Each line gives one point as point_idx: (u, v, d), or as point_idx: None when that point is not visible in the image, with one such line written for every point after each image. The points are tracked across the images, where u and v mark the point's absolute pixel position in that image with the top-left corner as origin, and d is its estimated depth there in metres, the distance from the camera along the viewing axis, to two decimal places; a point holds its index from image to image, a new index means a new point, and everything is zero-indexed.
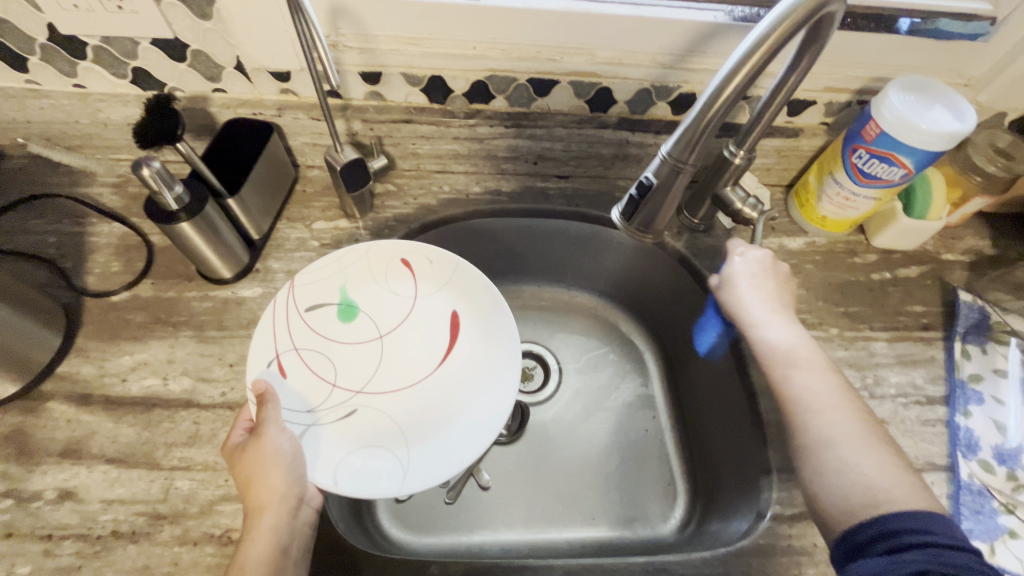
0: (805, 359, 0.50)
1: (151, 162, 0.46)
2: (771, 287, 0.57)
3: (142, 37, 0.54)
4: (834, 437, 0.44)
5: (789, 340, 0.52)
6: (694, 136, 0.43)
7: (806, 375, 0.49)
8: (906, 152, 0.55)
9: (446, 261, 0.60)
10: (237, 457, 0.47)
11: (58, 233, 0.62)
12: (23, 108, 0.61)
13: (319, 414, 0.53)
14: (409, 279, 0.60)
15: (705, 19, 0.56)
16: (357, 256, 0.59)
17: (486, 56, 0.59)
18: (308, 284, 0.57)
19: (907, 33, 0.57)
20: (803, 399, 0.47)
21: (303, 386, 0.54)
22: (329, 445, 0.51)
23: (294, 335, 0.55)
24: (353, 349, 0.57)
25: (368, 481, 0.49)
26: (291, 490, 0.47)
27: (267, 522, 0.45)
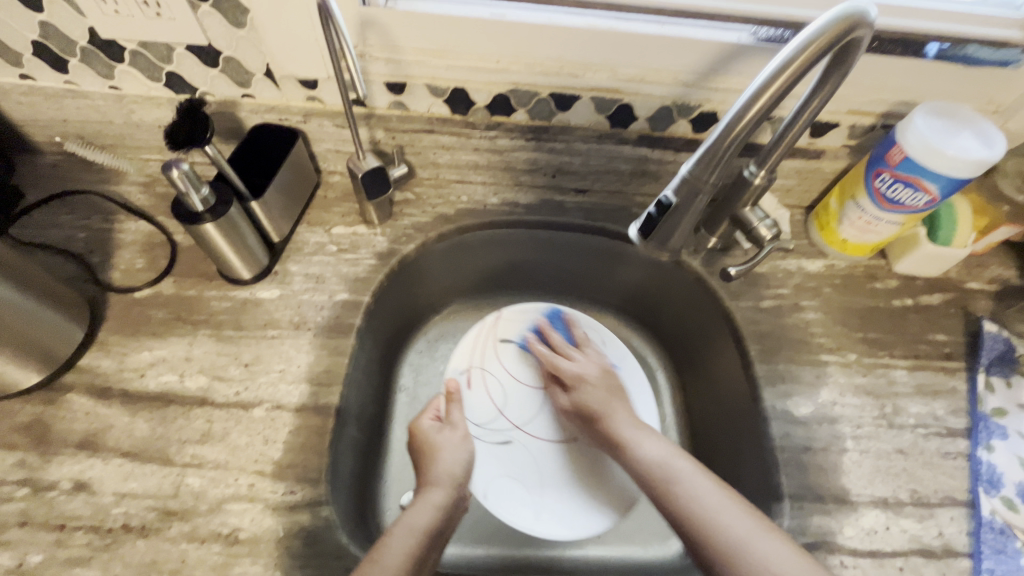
0: (648, 438, 0.58)
1: (180, 164, 0.47)
2: (610, 377, 0.65)
3: (177, 43, 0.56)
4: (743, 538, 0.46)
5: (654, 457, 0.56)
6: (716, 157, 0.44)
7: (652, 454, 0.56)
8: (932, 178, 0.54)
9: (618, 347, 0.71)
10: (428, 435, 0.59)
11: (86, 229, 0.64)
12: (61, 107, 0.63)
13: (483, 432, 0.67)
14: (578, 348, 0.72)
15: (729, 39, 0.56)
16: (545, 313, 0.73)
17: (509, 70, 0.60)
18: (508, 320, 0.72)
19: (932, 58, 0.57)
20: (706, 525, 0.48)
21: (480, 403, 0.69)
22: (489, 463, 0.65)
23: (484, 360, 0.70)
24: (523, 390, 0.70)
25: (511, 509, 0.62)
26: (457, 484, 0.56)
27: (434, 499, 0.53)
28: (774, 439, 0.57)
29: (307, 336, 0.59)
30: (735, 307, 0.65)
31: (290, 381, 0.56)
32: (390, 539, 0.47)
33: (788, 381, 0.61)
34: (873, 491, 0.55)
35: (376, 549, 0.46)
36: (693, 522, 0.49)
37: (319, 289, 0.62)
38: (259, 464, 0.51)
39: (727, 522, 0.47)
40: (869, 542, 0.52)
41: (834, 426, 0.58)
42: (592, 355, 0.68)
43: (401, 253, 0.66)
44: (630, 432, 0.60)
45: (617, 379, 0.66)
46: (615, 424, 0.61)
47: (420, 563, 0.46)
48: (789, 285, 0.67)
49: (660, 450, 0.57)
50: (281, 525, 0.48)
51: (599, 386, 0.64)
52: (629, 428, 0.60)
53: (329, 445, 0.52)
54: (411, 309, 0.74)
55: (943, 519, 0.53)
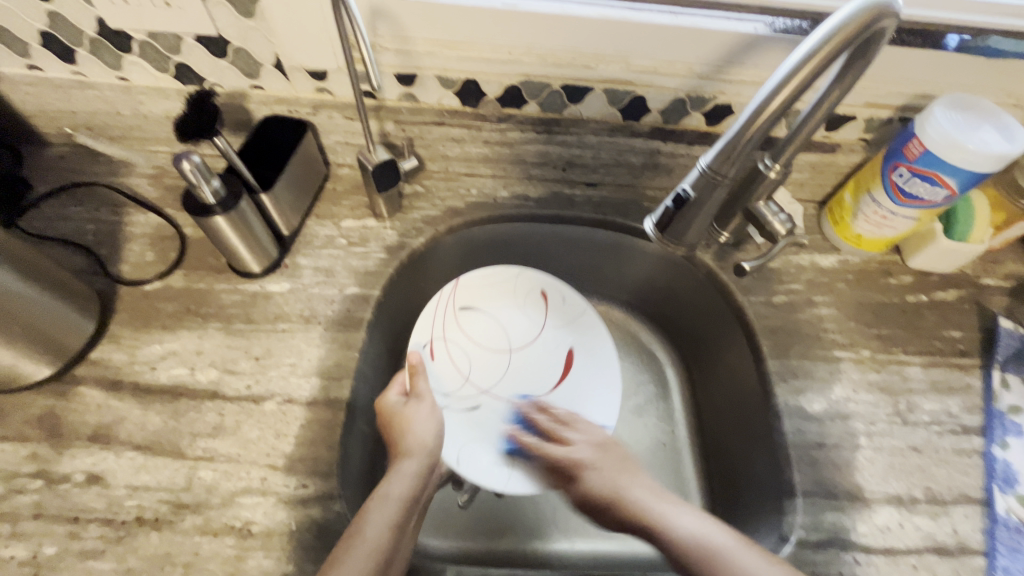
0: (675, 508, 0.52)
1: (192, 156, 0.47)
2: (615, 453, 0.58)
3: (187, 33, 0.55)
4: (725, 547, 0.47)
5: (693, 531, 0.49)
6: (735, 149, 0.43)
7: (688, 527, 0.49)
8: (950, 172, 0.53)
9: (577, 304, 0.69)
10: (396, 410, 0.56)
11: (96, 221, 0.64)
12: (68, 98, 0.63)
13: (451, 401, 0.65)
14: (541, 310, 0.70)
15: (745, 30, 0.55)
16: (510, 275, 0.69)
17: (520, 62, 0.59)
18: (470, 284, 0.68)
19: (954, 50, 0.55)
20: (727, 563, 0.45)
21: (445, 372, 0.66)
22: (455, 431, 0.63)
23: (447, 329, 0.67)
24: (486, 353, 0.69)
25: (484, 470, 0.60)
26: (433, 451, 0.55)
27: (406, 469, 0.52)
28: (787, 435, 0.57)
29: (317, 330, 0.58)
30: (747, 303, 0.65)
31: (301, 375, 0.55)
32: (369, 512, 0.47)
33: (801, 377, 0.60)
34: (887, 488, 0.54)
35: (355, 523, 0.46)
36: (693, 555, 0.47)
37: (328, 283, 0.62)
38: (270, 457, 0.51)
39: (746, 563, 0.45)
40: (883, 540, 0.52)
41: (847, 423, 0.58)
42: (588, 430, 0.61)
43: (410, 247, 0.66)
44: (657, 509, 0.52)
45: (634, 461, 0.58)
46: (635, 502, 0.53)
47: (400, 532, 0.47)
48: (802, 280, 0.67)
49: (696, 521, 0.50)
50: (293, 519, 0.48)
51: (606, 462, 0.57)
52: (654, 502, 0.53)
53: (339, 439, 0.52)
54: (420, 303, 0.73)
55: (957, 517, 0.53)
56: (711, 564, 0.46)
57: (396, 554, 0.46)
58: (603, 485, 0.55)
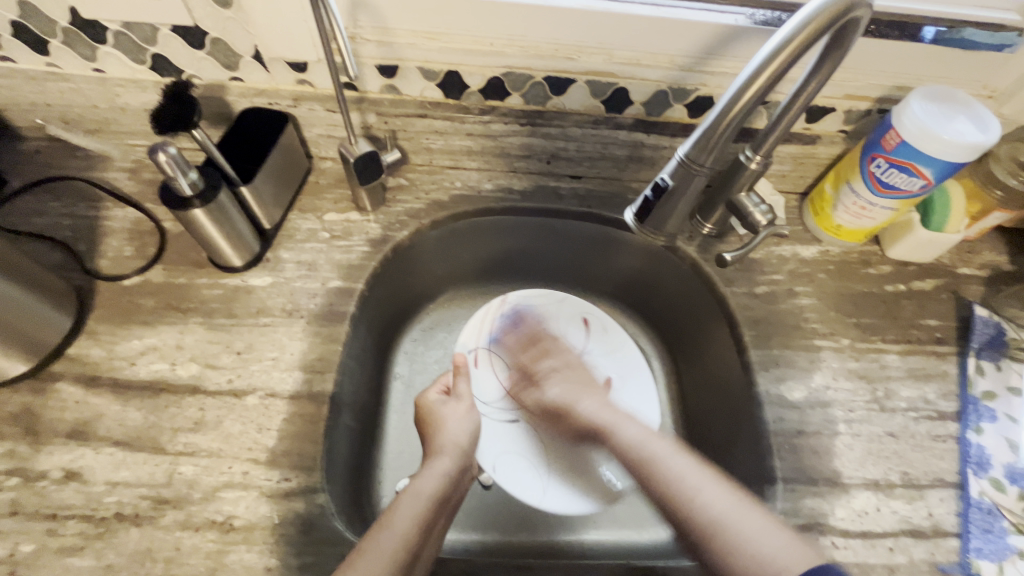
0: (660, 445, 0.53)
1: (168, 147, 0.46)
2: (575, 373, 0.66)
3: (162, 24, 0.54)
4: (724, 513, 0.46)
5: (638, 435, 0.56)
6: (713, 139, 0.44)
7: (634, 436, 0.56)
8: (926, 162, 0.54)
9: (619, 334, 0.71)
10: (434, 407, 0.62)
11: (72, 216, 0.63)
12: (42, 90, 0.62)
13: (493, 410, 0.67)
14: (585, 334, 0.72)
15: (726, 21, 0.55)
16: (555, 300, 0.72)
17: (503, 53, 0.59)
18: (519, 304, 0.71)
19: (929, 41, 0.56)
20: (654, 463, 0.52)
21: (486, 381, 0.68)
22: (495, 439, 0.65)
23: (488, 340, 0.70)
24: (526, 374, 0.69)
25: (518, 482, 0.61)
26: (464, 452, 0.58)
27: (437, 467, 0.56)
28: (768, 424, 0.57)
29: (300, 324, 0.58)
30: (730, 294, 0.65)
31: (284, 369, 0.55)
32: (399, 505, 0.50)
33: (782, 366, 0.61)
34: (865, 473, 0.55)
35: (384, 517, 0.48)
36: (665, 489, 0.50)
37: (311, 276, 0.61)
38: (253, 452, 0.50)
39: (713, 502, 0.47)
40: (860, 524, 0.53)
41: (827, 411, 0.58)
42: (561, 349, 0.68)
43: (395, 240, 0.66)
44: (609, 417, 0.59)
45: (598, 384, 0.65)
46: (587, 415, 0.61)
47: (426, 531, 0.49)
48: (784, 271, 0.67)
49: (688, 466, 0.50)
50: (276, 513, 0.48)
51: (570, 377, 0.65)
52: (604, 411, 0.60)
53: (323, 433, 0.52)
54: (406, 297, 0.73)
55: (932, 500, 0.54)
56: (665, 488, 0.50)
57: (422, 551, 0.48)
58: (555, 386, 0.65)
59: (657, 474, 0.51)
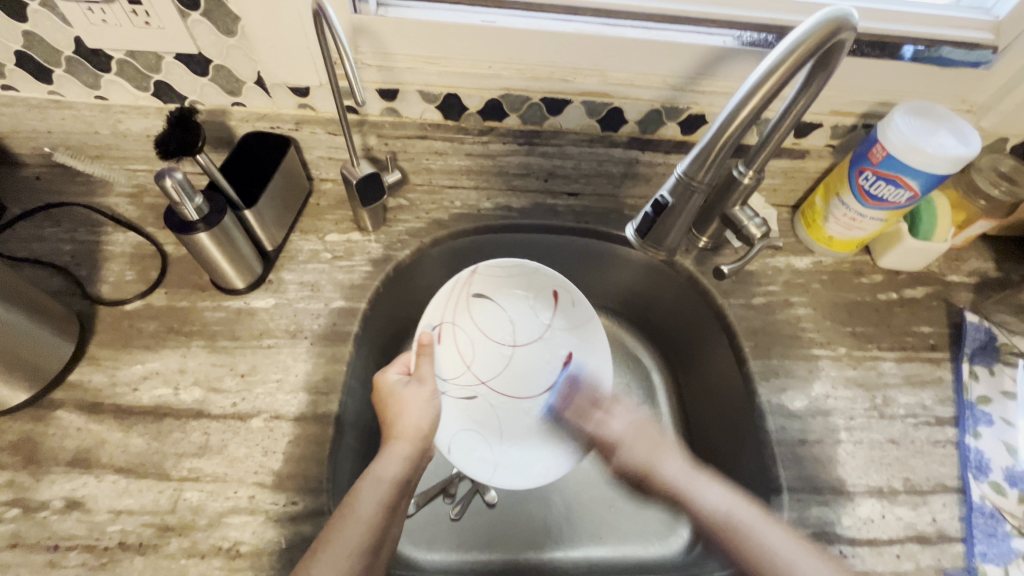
0: (702, 482, 0.55)
1: (174, 173, 0.47)
2: (648, 428, 0.61)
3: (166, 52, 0.55)
4: (795, 564, 0.46)
5: (722, 503, 0.52)
6: (709, 157, 0.45)
7: (718, 503, 0.52)
8: (912, 174, 0.56)
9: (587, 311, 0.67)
10: (394, 390, 0.56)
11: (73, 241, 0.63)
12: (44, 118, 0.62)
13: (451, 387, 0.66)
14: (550, 309, 0.68)
15: (715, 43, 0.57)
16: (531, 273, 0.66)
17: (500, 76, 0.60)
18: (488, 273, 0.65)
19: (909, 59, 0.59)
20: (747, 534, 0.49)
21: (447, 359, 0.66)
22: (450, 419, 0.64)
23: (456, 314, 0.66)
24: (490, 347, 0.68)
25: (471, 461, 0.63)
26: (424, 436, 0.55)
27: (399, 451, 0.53)
28: (770, 433, 0.58)
29: (304, 345, 0.58)
30: (727, 305, 0.67)
31: (288, 391, 0.55)
32: (360, 492, 0.48)
33: (782, 376, 0.62)
34: (868, 480, 0.56)
35: (345, 504, 0.47)
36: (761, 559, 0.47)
37: (314, 297, 0.61)
38: (258, 475, 0.50)
39: (764, 536, 0.48)
40: (866, 531, 0.53)
41: (828, 419, 0.59)
42: (627, 412, 0.62)
43: (396, 259, 0.66)
44: (686, 480, 0.56)
45: (670, 439, 0.60)
46: (667, 477, 0.57)
47: (391, 514, 0.49)
48: (779, 282, 0.69)
49: (722, 498, 0.53)
50: (283, 537, 0.47)
51: (637, 439, 0.60)
52: (684, 474, 0.57)
53: (328, 454, 0.52)
54: (407, 315, 0.74)
55: (935, 506, 0.55)
56: (723, 524, 0.51)
57: (387, 534, 0.48)
58: (669, 466, 0.57)
59: (743, 542, 0.49)
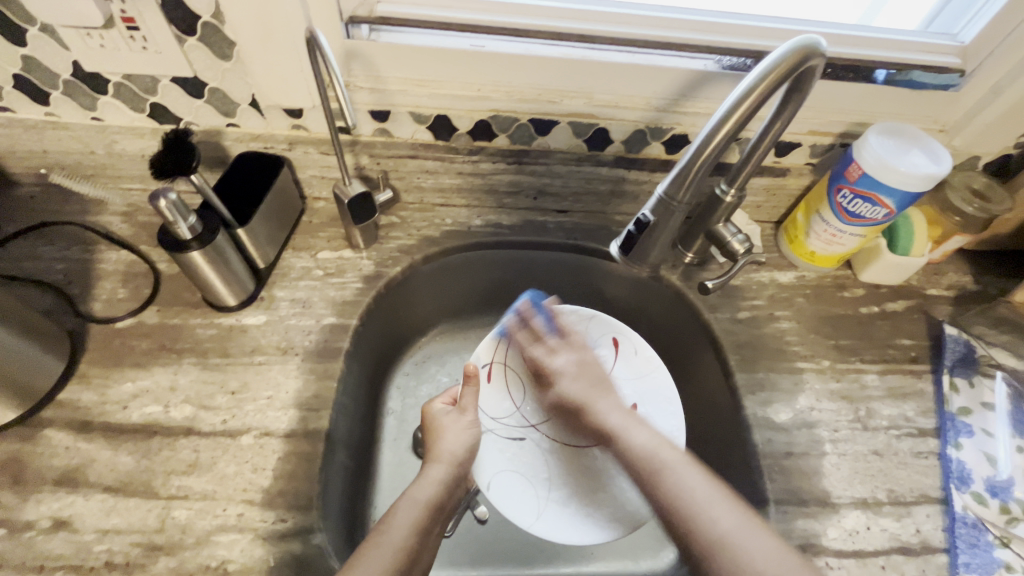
0: (636, 424, 0.56)
1: (169, 193, 0.48)
2: (591, 368, 0.62)
3: (163, 75, 0.57)
4: (729, 531, 0.44)
5: (649, 443, 0.53)
6: (688, 176, 0.47)
7: (643, 442, 0.54)
8: (887, 192, 0.58)
9: (649, 357, 0.66)
10: (437, 417, 0.60)
11: (65, 259, 0.63)
12: (40, 139, 0.63)
13: (498, 426, 0.65)
14: (610, 356, 0.67)
15: (696, 67, 0.60)
16: (583, 318, 0.68)
17: (489, 98, 0.62)
18: (541, 317, 0.68)
19: (883, 82, 0.62)
20: (665, 475, 0.49)
21: (494, 397, 0.67)
22: (495, 455, 0.63)
23: (507, 355, 0.68)
24: (544, 391, 0.68)
25: (513, 503, 0.60)
26: (460, 463, 0.57)
27: (434, 474, 0.55)
28: (757, 446, 0.59)
29: (295, 362, 0.58)
30: (714, 319, 0.68)
31: (279, 408, 0.55)
32: (398, 510, 0.50)
33: (767, 389, 0.63)
34: (853, 492, 0.57)
35: (384, 520, 0.49)
36: (677, 511, 0.47)
37: (305, 314, 0.62)
38: (248, 493, 0.50)
39: (683, 477, 0.49)
40: (853, 543, 0.54)
41: (813, 431, 0.60)
42: (577, 345, 0.64)
43: (387, 276, 0.67)
44: (619, 421, 0.57)
45: (603, 373, 0.62)
46: (601, 416, 0.58)
47: (425, 535, 0.50)
48: (763, 296, 0.70)
49: (651, 437, 0.54)
50: (272, 555, 0.47)
51: (584, 373, 0.62)
52: (616, 416, 0.57)
53: (318, 470, 0.52)
54: (398, 331, 0.74)
55: (920, 517, 0.56)
56: (646, 464, 0.51)
57: (421, 556, 0.48)
58: (609, 403, 0.59)
59: (654, 491, 0.49)
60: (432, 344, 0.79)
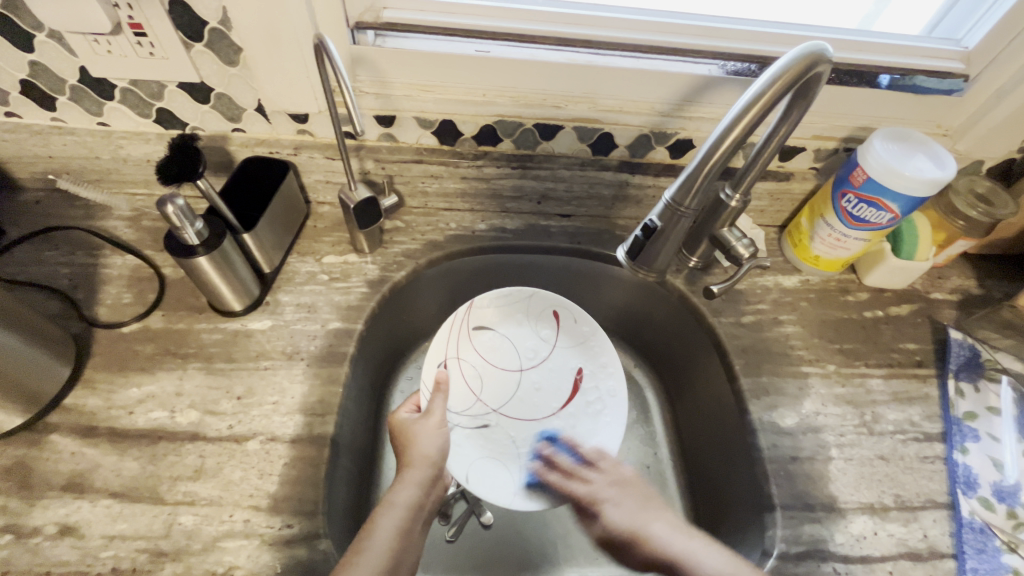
0: (700, 545, 0.51)
1: (175, 199, 0.48)
2: (632, 488, 0.59)
3: (169, 81, 0.57)
4: None
5: (722, 569, 0.48)
6: (695, 182, 0.47)
7: (716, 565, 0.48)
8: (892, 197, 0.58)
9: (590, 325, 0.69)
10: (406, 425, 0.58)
11: (71, 264, 0.63)
12: (46, 144, 0.63)
13: (462, 418, 0.67)
14: (553, 328, 0.70)
15: (701, 72, 0.60)
16: (525, 298, 0.69)
17: (494, 103, 0.62)
18: (484, 305, 0.68)
19: (886, 87, 0.61)
20: None
21: (455, 391, 0.67)
22: (465, 448, 0.64)
23: (460, 349, 0.68)
24: (499, 374, 0.70)
25: (492, 486, 0.62)
26: (436, 464, 0.55)
27: (411, 478, 0.53)
28: (762, 451, 0.59)
29: (300, 366, 0.58)
30: (719, 324, 0.68)
31: (285, 413, 0.55)
32: (378, 518, 0.49)
33: (773, 393, 0.63)
34: (859, 497, 0.57)
35: (365, 530, 0.48)
36: None
37: (310, 318, 0.62)
38: (253, 498, 0.50)
39: None
40: (859, 548, 0.54)
41: (819, 436, 0.60)
42: (610, 467, 0.62)
43: (392, 280, 0.67)
44: (681, 543, 0.52)
45: (650, 491, 0.59)
46: (657, 539, 0.53)
47: (405, 540, 0.49)
48: (768, 301, 0.70)
49: (724, 560, 0.49)
50: (278, 561, 0.47)
51: (627, 497, 0.58)
52: (675, 537, 0.53)
53: (324, 475, 0.52)
54: (403, 335, 0.74)
55: (926, 522, 0.56)
56: None
57: (404, 563, 0.47)
58: (658, 524, 0.55)
59: None
60: None
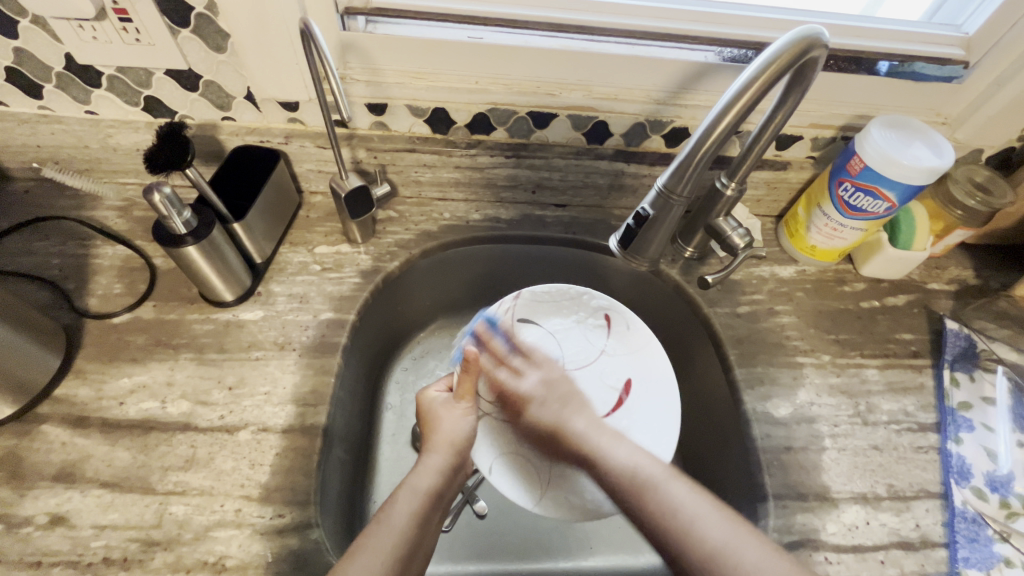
0: (612, 440, 0.55)
1: (162, 187, 0.47)
2: (560, 388, 0.60)
3: (157, 68, 0.56)
4: (722, 543, 0.45)
5: (629, 463, 0.52)
6: (688, 169, 0.46)
7: (625, 457, 0.53)
8: (890, 186, 0.57)
9: (643, 334, 0.65)
10: (433, 406, 0.57)
11: (61, 255, 0.63)
12: (33, 133, 0.62)
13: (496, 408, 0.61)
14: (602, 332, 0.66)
15: (697, 58, 0.59)
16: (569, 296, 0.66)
17: (487, 91, 0.61)
18: (530, 297, 0.66)
19: (886, 74, 0.61)
20: (648, 491, 0.49)
21: None
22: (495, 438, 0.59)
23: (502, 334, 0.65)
24: None
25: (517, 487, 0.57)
26: (459, 450, 0.55)
27: (433, 463, 0.53)
28: (757, 441, 0.59)
29: (292, 357, 0.58)
30: (714, 314, 0.67)
31: (276, 403, 0.55)
32: (395, 502, 0.49)
33: (767, 384, 0.63)
34: (852, 487, 0.57)
35: (381, 512, 0.48)
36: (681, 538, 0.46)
37: (302, 309, 0.62)
38: (245, 488, 0.50)
39: (675, 492, 0.49)
40: (851, 538, 0.54)
41: (813, 426, 0.60)
42: (544, 362, 0.62)
43: (385, 270, 0.66)
44: (601, 439, 0.55)
45: (569, 392, 0.60)
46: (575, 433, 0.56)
47: (424, 526, 0.49)
48: (764, 291, 0.70)
49: (630, 452, 0.53)
50: (269, 550, 0.47)
51: (551, 396, 0.59)
52: (597, 433, 0.56)
53: (315, 465, 0.52)
54: (396, 326, 0.74)
55: (919, 512, 0.56)
56: (636, 481, 0.51)
57: (422, 544, 0.48)
58: (579, 419, 0.57)
59: (634, 509, 0.49)
60: (430, 340, 0.78)
